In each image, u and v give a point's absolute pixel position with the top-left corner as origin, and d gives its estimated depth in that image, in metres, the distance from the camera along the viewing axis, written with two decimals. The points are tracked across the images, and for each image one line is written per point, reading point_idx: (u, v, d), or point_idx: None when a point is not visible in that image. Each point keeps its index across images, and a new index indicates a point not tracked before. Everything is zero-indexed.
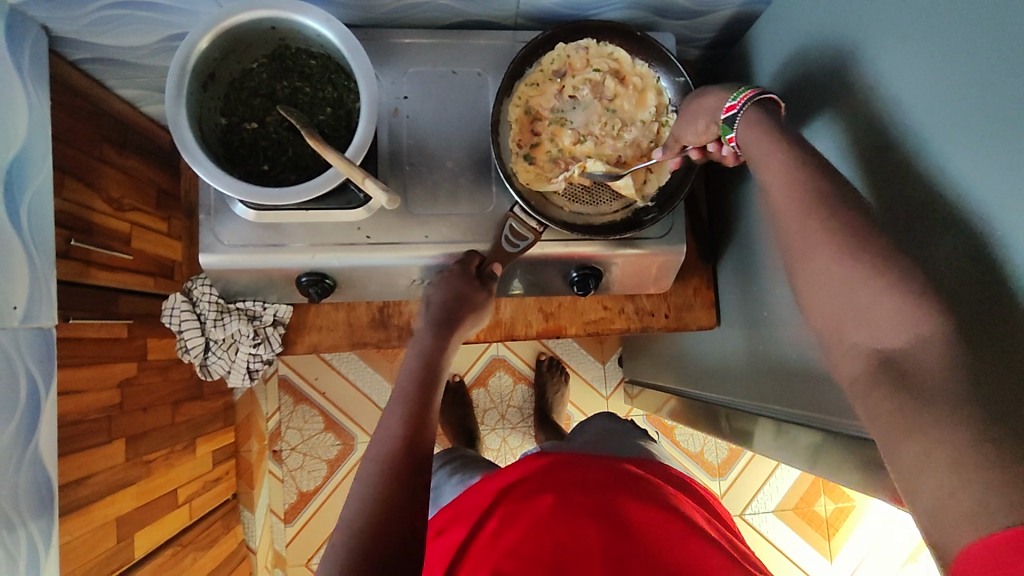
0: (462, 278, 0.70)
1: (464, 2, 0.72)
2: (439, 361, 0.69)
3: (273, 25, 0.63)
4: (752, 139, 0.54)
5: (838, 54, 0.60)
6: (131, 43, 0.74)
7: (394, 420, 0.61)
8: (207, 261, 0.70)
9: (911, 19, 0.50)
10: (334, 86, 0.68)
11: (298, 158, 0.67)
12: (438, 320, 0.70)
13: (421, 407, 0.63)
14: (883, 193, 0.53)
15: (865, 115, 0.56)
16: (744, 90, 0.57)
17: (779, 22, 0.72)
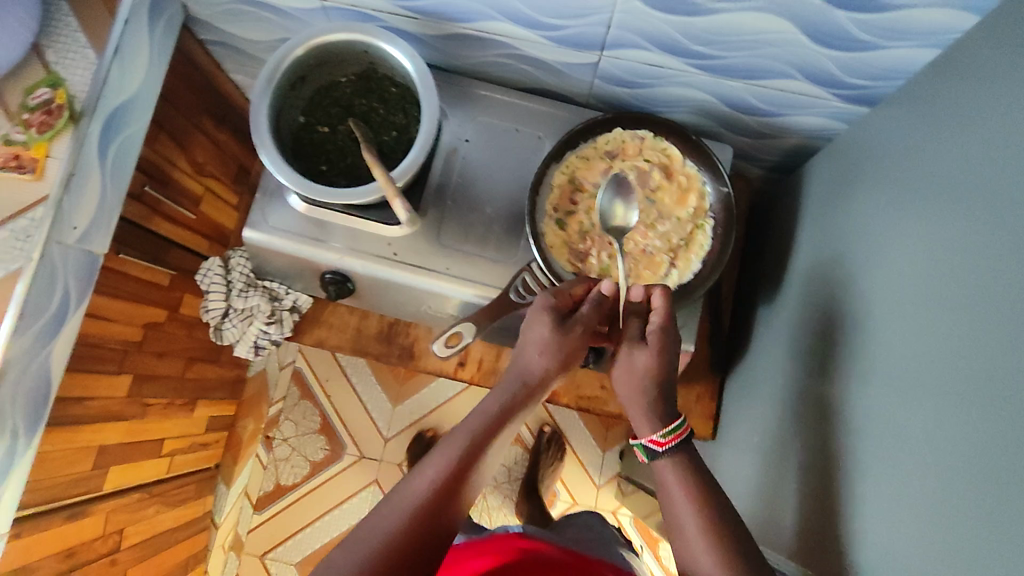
0: (566, 333, 0.64)
1: (542, 70, 0.78)
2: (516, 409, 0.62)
3: (366, 50, 0.71)
4: (658, 479, 0.62)
5: (891, 202, 0.60)
6: (250, 37, 0.84)
7: (446, 458, 0.56)
8: (250, 235, 0.76)
9: (964, 182, 0.51)
10: (404, 114, 0.75)
11: (353, 167, 0.73)
12: (532, 378, 0.63)
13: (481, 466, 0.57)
14: (908, 344, 0.52)
15: (905, 265, 0.56)
16: (676, 432, 0.61)
17: (837, 159, 0.74)
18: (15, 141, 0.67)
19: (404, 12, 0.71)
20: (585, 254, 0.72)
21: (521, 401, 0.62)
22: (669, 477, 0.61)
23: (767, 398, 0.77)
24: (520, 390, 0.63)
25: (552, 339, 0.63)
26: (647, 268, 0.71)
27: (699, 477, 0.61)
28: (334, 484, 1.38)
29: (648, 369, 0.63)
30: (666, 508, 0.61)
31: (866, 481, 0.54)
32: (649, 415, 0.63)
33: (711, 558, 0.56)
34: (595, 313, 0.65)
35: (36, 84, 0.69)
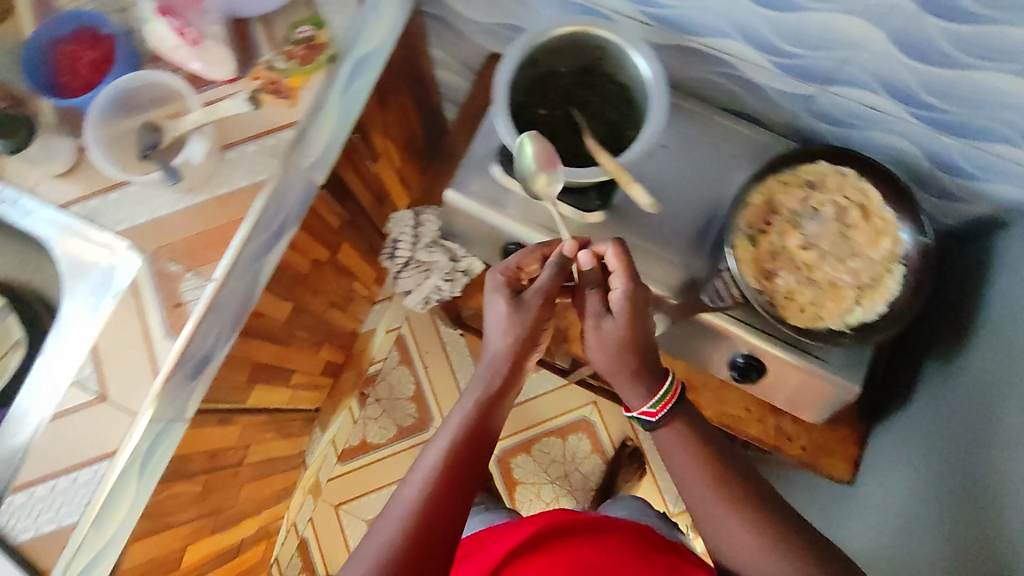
0: (520, 311, 0.66)
1: (752, 95, 0.80)
2: (495, 391, 0.65)
3: (601, 46, 0.74)
4: (664, 448, 0.68)
5: None
6: (473, 16, 0.90)
7: (434, 455, 0.60)
8: (452, 194, 0.81)
9: None
10: (618, 111, 0.78)
11: (564, 151, 0.76)
12: (502, 362, 0.66)
13: (476, 453, 0.61)
14: None
15: None
16: (664, 401, 0.65)
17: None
18: (276, 68, 0.73)
19: (642, 17, 0.75)
20: (772, 273, 0.73)
21: (504, 382, 0.65)
22: (666, 440, 0.67)
23: (917, 453, 0.76)
24: (494, 370, 0.65)
25: (522, 315, 0.66)
26: (832, 300, 0.73)
27: (699, 434, 0.66)
28: (416, 452, 1.42)
29: (620, 338, 0.66)
30: (675, 471, 0.67)
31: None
32: (636, 387, 0.67)
33: (722, 507, 0.64)
34: (555, 278, 0.68)
35: (300, 20, 0.75)
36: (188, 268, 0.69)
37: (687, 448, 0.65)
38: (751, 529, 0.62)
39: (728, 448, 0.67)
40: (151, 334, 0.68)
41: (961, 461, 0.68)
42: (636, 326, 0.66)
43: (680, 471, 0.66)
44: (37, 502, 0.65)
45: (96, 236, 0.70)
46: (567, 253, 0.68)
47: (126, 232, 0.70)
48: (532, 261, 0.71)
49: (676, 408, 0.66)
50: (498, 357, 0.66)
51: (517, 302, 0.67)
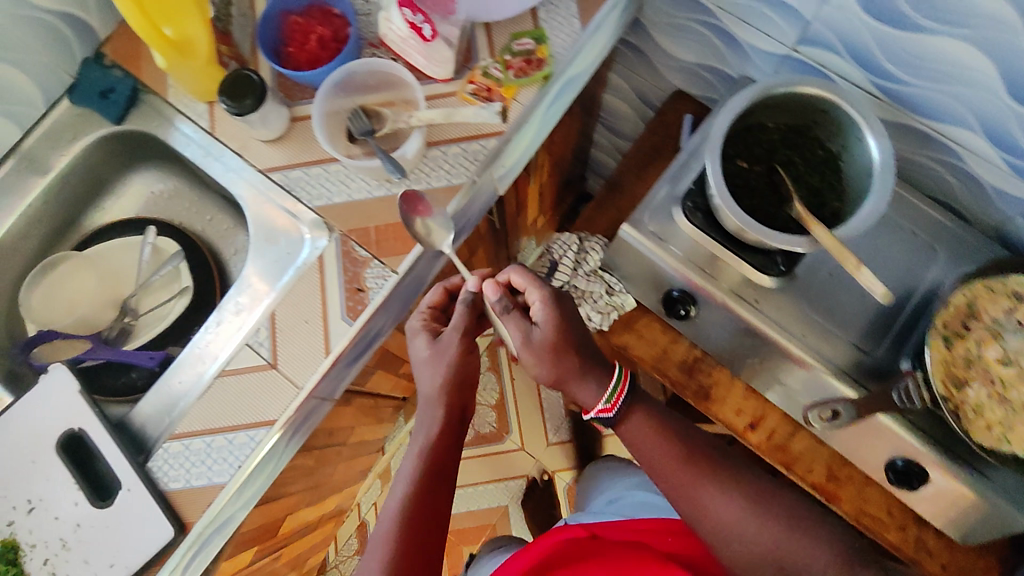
0: (442, 352, 0.69)
1: (967, 189, 0.75)
2: (439, 423, 0.68)
3: (825, 110, 0.71)
4: (630, 436, 0.69)
5: None
6: (674, 54, 0.88)
7: (399, 483, 0.66)
8: (627, 230, 0.80)
9: None
10: (823, 179, 0.73)
11: (758, 208, 0.72)
12: (434, 395, 0.69)
13: (433, 489, 0.66)
14: None
15: None
16: (615, 396, 0.66)
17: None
18: (492, 75, 0.72)
19: (872, 90, 0.71)
20: (964, 381, 0.68)
21: (445, 421, 0.69)
22: (633, 430, 0.69)
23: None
24: (433, 414, 0.69)
25: (441, 363, 0.69)
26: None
27: (658, 418, 0.70)
28: (488, 461, 1.41)
29: (551, 340, 0.65)
30: (647, 464, 0.69)
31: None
32: (587, 389, 0.66)
33: (711, 492, 0.65)
34: (468, 315, 0.69)
35: (522, 32, 0.73)
36: (375, 255, 0.69)
37: (657, 432, 0.69)
38: (743, 502, 0.64)
39: (685, 430, 0.71)
40: (328, 315, 0.68)
41: None
42: (562, 318, 0.65)
43: (656, 455, 0.68)
44: (192, 454, 0.66)
45: (291, 207, 0.71)
46: (474, 290, 0.70)
47: (319, 208, 0.71)
48: (436, 296, 0.73)
49: (632, 399, 0.69)
50: (426, 385, 0.69)
51: (435, 344, 0.70)
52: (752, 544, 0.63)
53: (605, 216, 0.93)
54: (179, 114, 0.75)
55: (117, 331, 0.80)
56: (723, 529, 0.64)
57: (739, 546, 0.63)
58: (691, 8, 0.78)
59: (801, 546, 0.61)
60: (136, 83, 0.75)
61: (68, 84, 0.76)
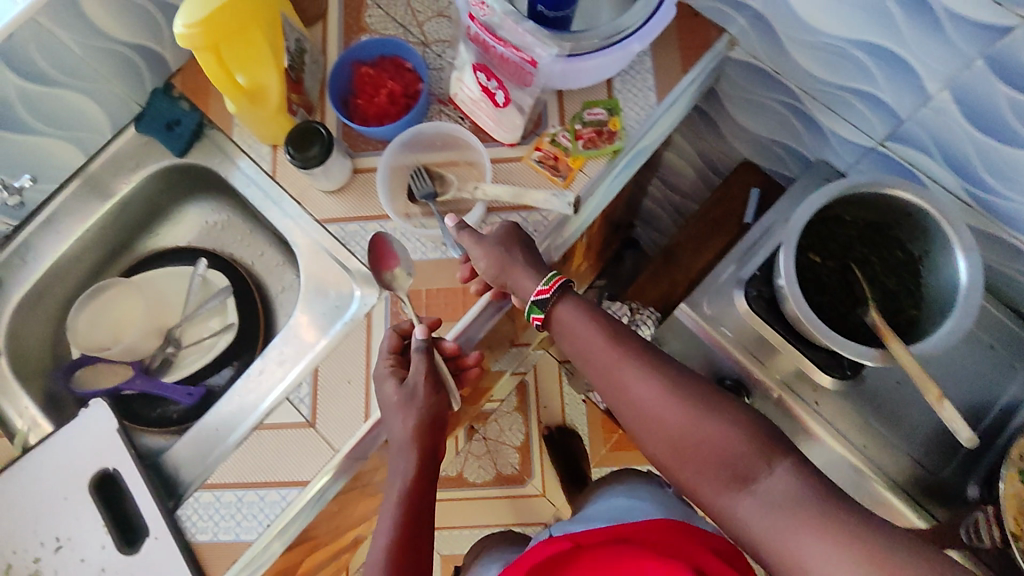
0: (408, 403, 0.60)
1: None
2: (412, 465, 0.59)
3: (909, 212, 0.68)
4: (563, 328, 0.59)
5: None
6: (747, 128, 0.85)
7: (385, 523, 0.57)
8: (683, 311, 0.78)
9: None
10: (900, 283, 0.69)
11: (828, 308, 0.69)
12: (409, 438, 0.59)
13: (415, 540, 0.57)
14: None
15: None
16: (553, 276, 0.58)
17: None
18: (560, 143, 0.70)
19: (963, 196, 0.67)
20: None
21: (422, 463, 0.60)
22: (565, 321, 0.58)
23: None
24: (405, 458, 0.59)
25: (411, 410, 0.60)
26: None
27: (598, 307, 0.59)
28: (507, 504, 1.38)
29: (499, 236, 0.62)
30: (574, 353, 0.59)
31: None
32: (530, 277, 0.60)
33: (604, 348, 0.56)
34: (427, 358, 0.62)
35: (596, 101, 0.71)
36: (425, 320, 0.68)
37: (591, 320, 0.57)
38: (669, 390, 0.53)
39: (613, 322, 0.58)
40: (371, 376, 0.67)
41: None
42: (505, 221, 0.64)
43: (604, 357, 0.56)
44: (222, 506, 0.64)
45: (344, 260, 0.70)
46: (422, 338, 0.62)
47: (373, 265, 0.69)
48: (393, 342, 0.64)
49: (567, 288, 0.59)
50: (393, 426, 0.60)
51: (403, 389, 0.61)
52: (666, 426, 0.53)
53: (659, 285, 0.90)
54: (241, 152, 0.74)
55: (158, 361, 0.79)
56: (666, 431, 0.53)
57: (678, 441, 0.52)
58: (773, 87, 0.75)
59: (756, 455, 0.49)
60: (201, 117, 0.75)
61: (135, 112, 0.76)
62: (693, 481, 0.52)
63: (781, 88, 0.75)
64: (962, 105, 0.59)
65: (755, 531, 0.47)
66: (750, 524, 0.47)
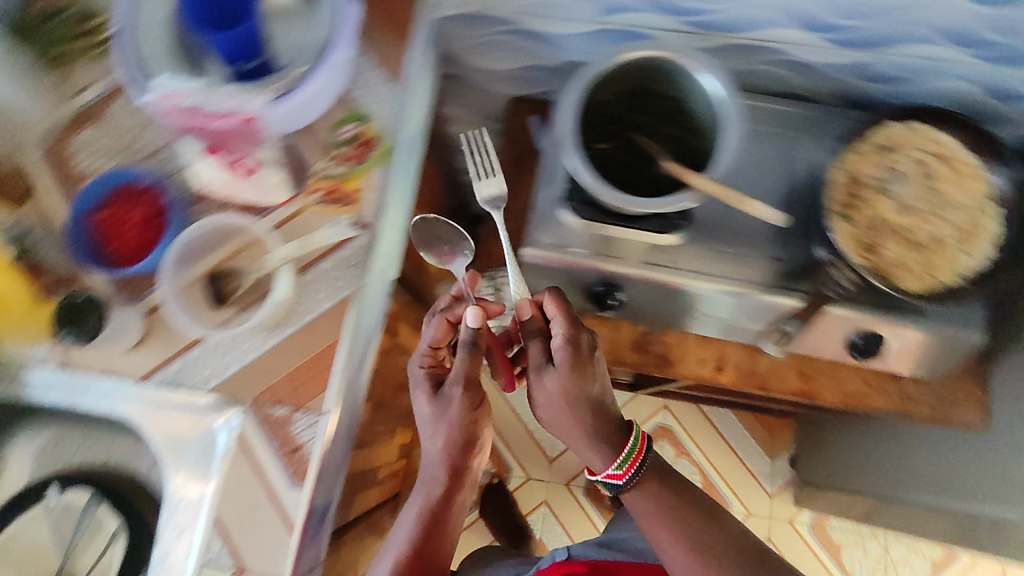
0: (440, 416, 0.72)
1: (799, 75, 0.79)
2: (438, 480, 0.74)
3: (652, 67, 0.72)
4: (632, 509, 0.75)
5: None
6: (491, 67, 0.87)
7: (402, 535, 0.75)
8: (529, 253, 0.79)
9: None
10: (678, 126, 0.76)
11: (637, 179, 0.74)
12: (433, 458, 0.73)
13: (427, 543, 0.75)
14: None
15: None
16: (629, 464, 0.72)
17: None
18: (332, 175, 0.69)
19: (685, 28, 0.73)
20: (876, 245, 0.72)
21: (448, 484, 0.74)
22: (651, 502, 0.75)
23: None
24: (434, 471, 0.74)
25: (441, 427, 0.72)
26: (940, 257, 0.72)
27: (666, 499, 0.75)
28: None
29: (559, 389, 0.70)
30: (640, 522, 0.75)
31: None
32: (602, 453, 0.72)
33: (674, 547, 0.73)
34: (466, 359, 0.70)
35: (342, 119, 0.71)
36: (295, 407, 0.63)
37: (671, 518, 0.74)
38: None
39: (709, 516, 0.76)
40: (274, 488, 0.61)
41: None
42: (576, 373, 0.70)
43: (706, 536, 0.74)
44: None
45: (187, 398, 0.65)
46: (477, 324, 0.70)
47: (217, 387, 0.64)
48: (442, 332, 0.74)
49: (639, 475, 0.75)
50: (434, 443, 0.72)
51: (438, 402, 0.72)
52: None
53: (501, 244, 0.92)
54: (23, 364, 0.67)
55: None
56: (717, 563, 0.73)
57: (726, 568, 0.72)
58: (486, 22, 0.78)
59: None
60: None
61: None
62: None
63: (492, 20, 0.77)
64: None
65: None
66: None
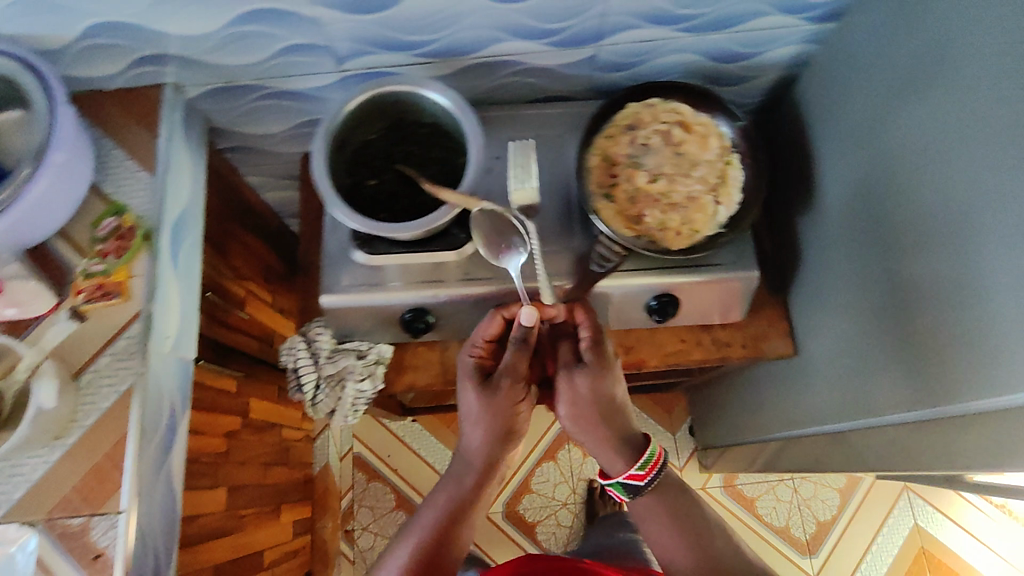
0: (491, 398, 0.78)
1: (545, 78, 0.85)
2: (462, 470, 0.82)
3: (395, 100, 0.76)
4: (639, 512, 0.80)
5: (908, 84, 0.65)
6: (266, 131, 0.90)
7: (424, 519, 0.80)
8: (328, 300, 0.79)
9: (961, 43, 0.58)
10: (441, 148, 0.79)
11: (410, 206, 0.77)
12: (472, 455, 0.81)
13: (442, 537, 0.79)
14: (967, 189, 0.58)
15: (939, 123, 0.61)
16: (649, 464, 0.77)
17: (827, 70, 0.80)
18: (95, 272, 0.68)
19: (418, 59, 0.77)
20: (640, 216, 0.78)
21: (474, 478, 0.81)
22: (674, 529, 0.78)
23: (839, 305, 0.79)
24: (470, 463, 0.81)
25: (481, 424, 0.79)
26: (698, 213, 0.78)
27: (678, 507, 0.78)
28: None
29: (587, 392, 0.77)
30: (649, 531, 0.79)
31: (994, 305, 0.55)
32: (621, 454, 0.78)
33: (683, 552, 0.76)
34: (515, 359, 0.78)
35: (100, 216, 0.70)
36: (90, 513, 0.63)
37: (679, 521, 0.78)
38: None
39: (720, 530, 0.78)
40: None
41: (873, 271, 0.74)
42: (603, 374, 0.77)
43: (713, 545, 0.77)
44: None
45: None
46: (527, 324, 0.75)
47: (7, 514, 0.62)
48: (496, 329, 0.79)
49: (657, 480, 0.79)
50: (478, 436, 0.80)
51: (487, 388, 0.79)
52: None
53: None
54: None
55: None
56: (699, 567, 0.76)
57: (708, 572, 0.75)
58: (237, 93, 0.79)
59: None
60: None
61: None
62: None
63: (243, 90, 0.79)
64: (333, 6, 0.66)
65: None
66: None
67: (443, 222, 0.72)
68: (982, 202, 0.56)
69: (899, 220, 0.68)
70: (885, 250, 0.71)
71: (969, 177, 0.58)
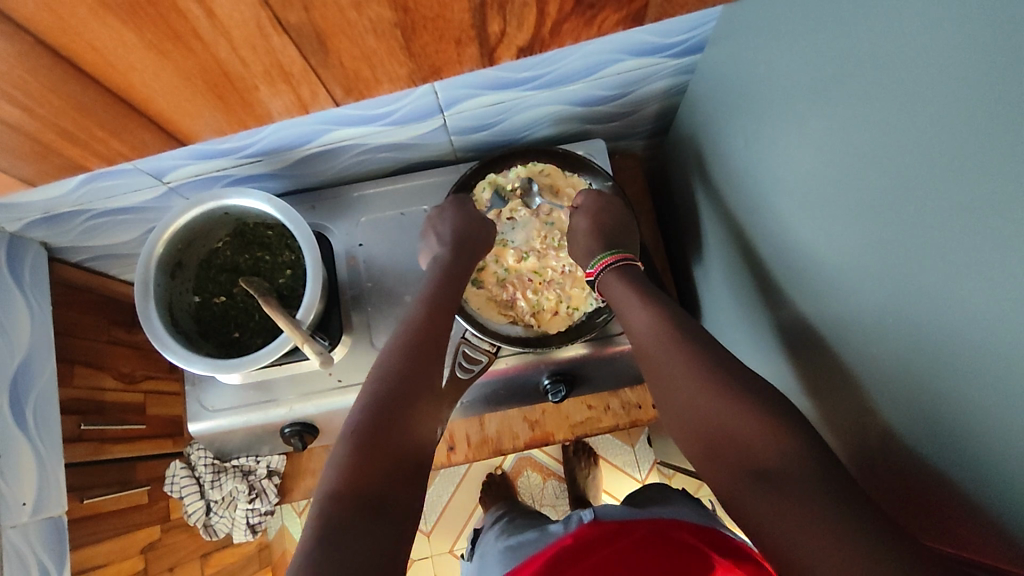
0: (460, 206, 0.73)
1: (399, 150, 0.78)
2: (433, 272, 0.69)
3: (226, 211, 0.70)
4: (608, 296, 0.68)
5: (766, 137, 0.58)
6: (119, 240, 0.84)
7: (394, 340, 0.62)
8: (196, 428, 0.74)
9: (802, 104, 0.50)
10: (291, 250, 0.73)
11: (263, 322, 0.72)
12: (443, 255, 0.70)
13: (420, 341, 0.61)
14: (833, 271, 0.51)
15: (800, 190, 0.54)
16: (604, 257, 0.69)
17: (703, 108, 0.72)
18: None
19: (246, 157, 0.70)
20: (512, 300, 0.73)
21: (446, 279, 0.68)
22: (639, 301, 0.64)
23: (752, 357, 0.73)
24: (432, 273, 0.69)
25: (444, 232, 0.71)
26: (574, 287, 0.73)
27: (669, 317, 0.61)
28: None
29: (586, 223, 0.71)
30: (636, 345, 0.63)
31: (877, 410, 0.49)
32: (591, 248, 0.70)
33: (689, 368, 0.57)
34: (459, 216, 0.72)
35: None
36: None
37: (639, 301, 0.64)
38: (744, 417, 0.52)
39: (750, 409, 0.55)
40: None
41: (770, 333, 0.67)
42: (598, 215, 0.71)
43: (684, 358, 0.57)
44: None
45: None
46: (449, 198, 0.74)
47: None
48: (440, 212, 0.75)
49: (617, 270, 0.68)
50: (446, 251, 0.70)
51: (454, 212, 0.72)
52: (706, 425, 0.53)
53: None
54: None
55: None
56: (717, 454, 0.52)
57: (728, 457, 0.51)
58: (64, 218, 0.74)
59: (818, 481, 0.45)
60: None
61: None
62: (753, 518, 0.47)
63: (68, 216, 0.74)
64: None
65: (771, 534, 0.45)
66: (780, 536, 0.44)
67: (287, 348, 0.65)
68: (846, 293, 0.49)
69: (780, 284, 0.62)
70: (774, 314, 0.64)
71: (825, 261, 0.52)
